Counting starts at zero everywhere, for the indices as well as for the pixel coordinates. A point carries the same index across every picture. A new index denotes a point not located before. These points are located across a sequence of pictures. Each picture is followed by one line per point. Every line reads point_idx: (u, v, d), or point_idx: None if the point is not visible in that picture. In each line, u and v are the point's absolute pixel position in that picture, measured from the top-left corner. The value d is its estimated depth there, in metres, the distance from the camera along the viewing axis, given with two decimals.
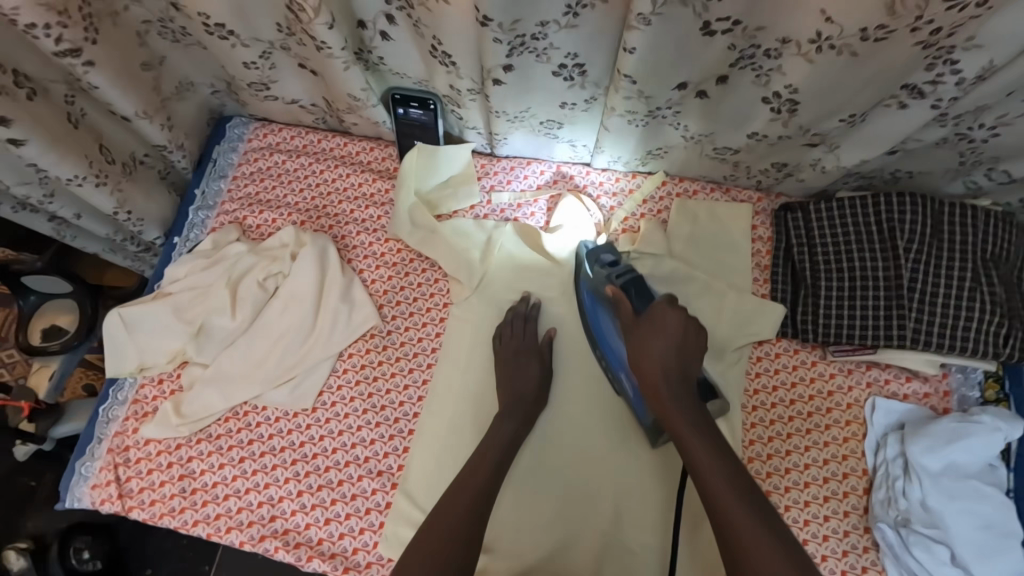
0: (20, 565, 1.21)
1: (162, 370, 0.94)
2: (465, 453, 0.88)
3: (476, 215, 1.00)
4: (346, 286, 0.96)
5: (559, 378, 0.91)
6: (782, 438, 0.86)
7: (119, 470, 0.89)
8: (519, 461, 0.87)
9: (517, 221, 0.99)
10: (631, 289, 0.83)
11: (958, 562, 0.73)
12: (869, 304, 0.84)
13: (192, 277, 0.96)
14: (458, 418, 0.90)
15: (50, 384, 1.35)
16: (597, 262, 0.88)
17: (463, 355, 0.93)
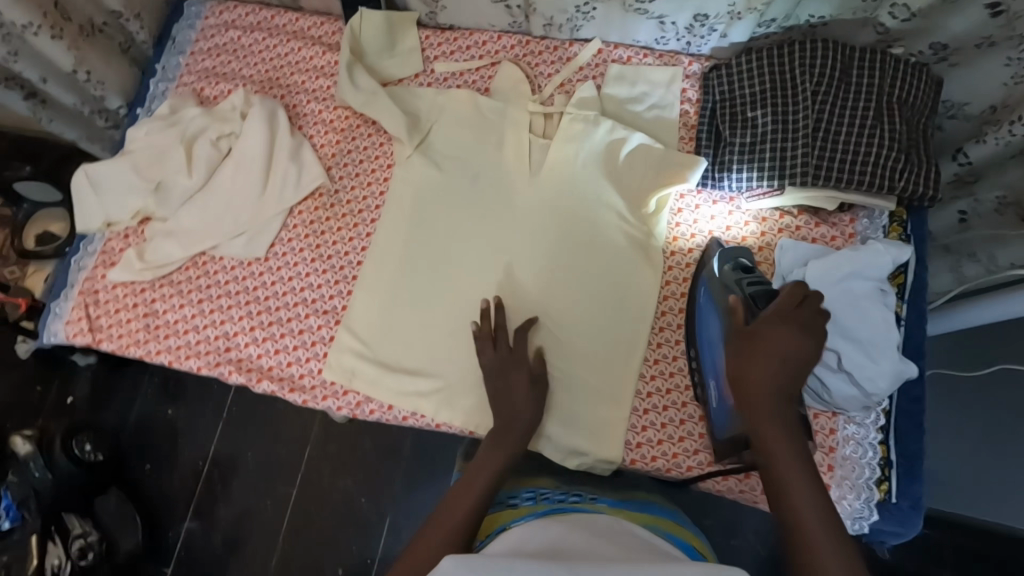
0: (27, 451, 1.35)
1: (128, 226, 1.02)
2: (403, 295, 0.95)
3: (420, 84, 1.05)
4: (296, 146, 1.02)
5: (490, 229, 0.96)
6: None
7: (90, 309, 0.97)
8: (452, 301, 0.94)
9: (459, 88, 1.04)
10: (757, 300, 0.75)
11: (843, 366, 0.79)
12: (780, 146, 0.88)
13: (150, 137, 1.01)
14: (398, 267, 0.96)
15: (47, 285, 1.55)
16: (730, 262, 0.83)
17: (402, 210, 0.99)
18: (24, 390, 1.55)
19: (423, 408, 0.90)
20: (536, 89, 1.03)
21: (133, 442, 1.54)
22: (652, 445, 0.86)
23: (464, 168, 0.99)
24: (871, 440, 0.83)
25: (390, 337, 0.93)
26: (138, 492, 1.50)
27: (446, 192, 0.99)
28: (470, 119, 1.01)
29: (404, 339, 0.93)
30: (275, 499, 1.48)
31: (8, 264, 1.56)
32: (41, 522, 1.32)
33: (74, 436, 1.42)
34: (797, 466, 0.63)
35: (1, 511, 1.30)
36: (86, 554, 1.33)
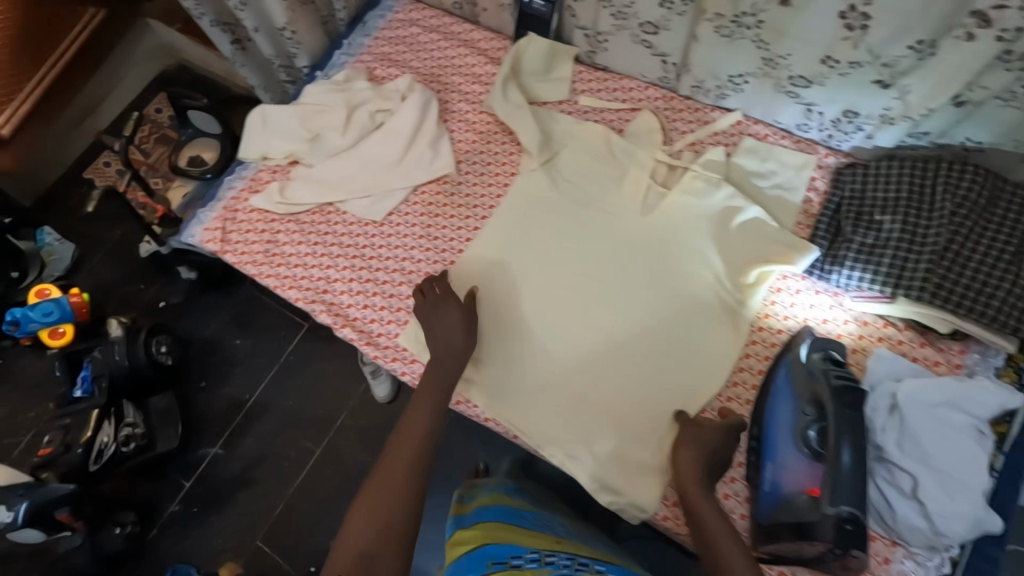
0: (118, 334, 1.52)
1: (278, 163, 1.15)
2: (491, 292, 1.00)
3: (562, 111, 1.13)
4: (437, 136, 1.12)
5: (586, 255, 1.00)
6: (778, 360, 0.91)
7: (226, 224, 1.10)
8: (535, 311, 0.98)
9: (596, 122, 1.10)
10: (844, 398, 0.72)
11: (917, 496, 0.74)
12: (902, 256, 0.86)
13: (322, 96, 1.15)
14: (494, 265, 1.02)
15: (182, 200, 1.76)
16: (821, 353, 0.81)
17: (512, 216, 1.05)
18: (133, 283, 1.79)
19: (479, 399, 0.95)
20: (667, 141, 1.07)
21: (198, 357, 1.70)
22: None
23: (581, 193, 1.04)
24: None
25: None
26: (188, 400, 1.64)
27: (554, 211, 1.04)
28: (597, 152, 1.06)
29: (479, 329, 0.98)
30: (297, 449, 1.57)
31: (156, 174, 1.84)
32: (105, 400, 1.48)
33: (154, 336, 1.57)
34: (724, 536, 0.73)
35: (80, 378, 1.52)
36: (128, 443, 1.46)
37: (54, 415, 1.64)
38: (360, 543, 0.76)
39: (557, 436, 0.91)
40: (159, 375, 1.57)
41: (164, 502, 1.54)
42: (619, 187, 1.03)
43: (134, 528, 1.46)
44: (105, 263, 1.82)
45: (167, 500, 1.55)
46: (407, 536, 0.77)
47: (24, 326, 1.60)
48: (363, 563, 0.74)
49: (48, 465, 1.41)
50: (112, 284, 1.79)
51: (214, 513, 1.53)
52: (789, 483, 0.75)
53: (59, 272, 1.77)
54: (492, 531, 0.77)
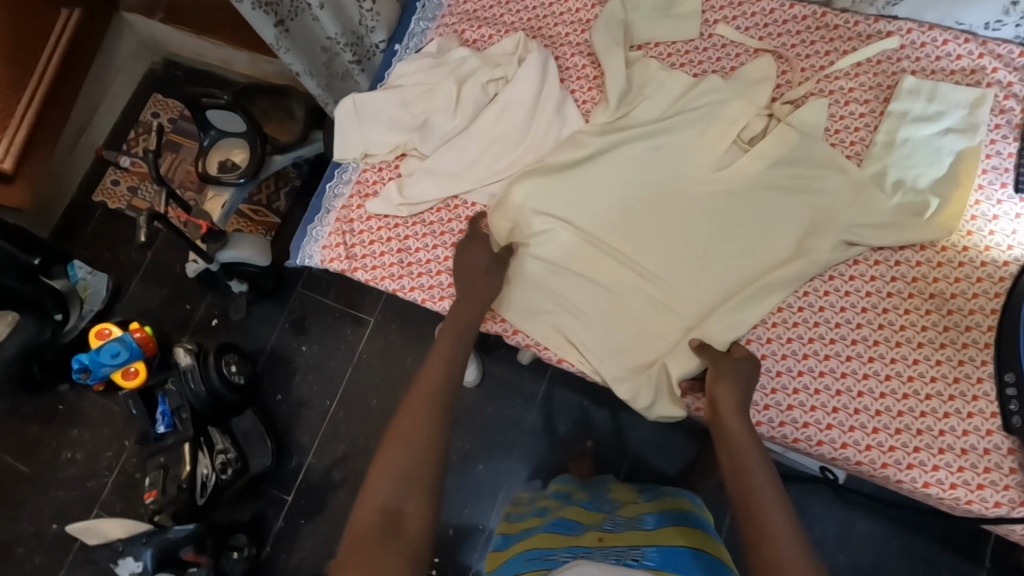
0: (188, 362, 1.41)
1: (383, 159, 1.02)
2: (603, 249, 0.92)
3: (686, 72, 0.97)
4: (561, 99, 0.98)
5: (709, 211, 0.90)
6: (989, 297, 0.82)
7: (346, 237, 0.98)
8: (645, 259, 0.90)
9: (732, 70, 0.96)
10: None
11: None
12: None
13: (421, 75, 1.01)
14: (616, 223, 0.92)
15: (221, 211, 1.56)
16: None
17: (630, 162, 0.93)
18: (180, 304, 1.64)
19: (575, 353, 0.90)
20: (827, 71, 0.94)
21: (266, 369, 1.58)
22: (949, 470, 0.77)
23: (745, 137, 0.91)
24: None
25: (566, 280, 0.91)
26: (270, 417, 1.54)
27: (677, 161, 0.92)
28: (748, 92, 0.92)
29: (577, 284, 0.91)
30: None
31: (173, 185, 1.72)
32: (193, 431, 1.40)
33: (224, 355, 1.48)
34: (762, 475, 0.66)
35: (157, 413, 1.43)
36: (226, 469, 1.40)
37: (130, 454, 1.50)
38: (384, 497, 0.64)
39: (792, 414, 0.82)
40: (238, 396, 1.48)
41: (269, 517, 1.47)
42: (792, 121, 0.89)
43: (252, 551, 1.40)
44: (144, 287, 1.66)
45: (273, 516, 1.46)
46: (432, 491, 0.66)
47: (97, 370, 1.44)
48: (389, 519, 0.62)
49: (158, 509, 1.35)
50: (157, 308, 1.63)
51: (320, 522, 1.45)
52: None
53: (98, 306, 1.60)
54: (546, 540, 0.84)
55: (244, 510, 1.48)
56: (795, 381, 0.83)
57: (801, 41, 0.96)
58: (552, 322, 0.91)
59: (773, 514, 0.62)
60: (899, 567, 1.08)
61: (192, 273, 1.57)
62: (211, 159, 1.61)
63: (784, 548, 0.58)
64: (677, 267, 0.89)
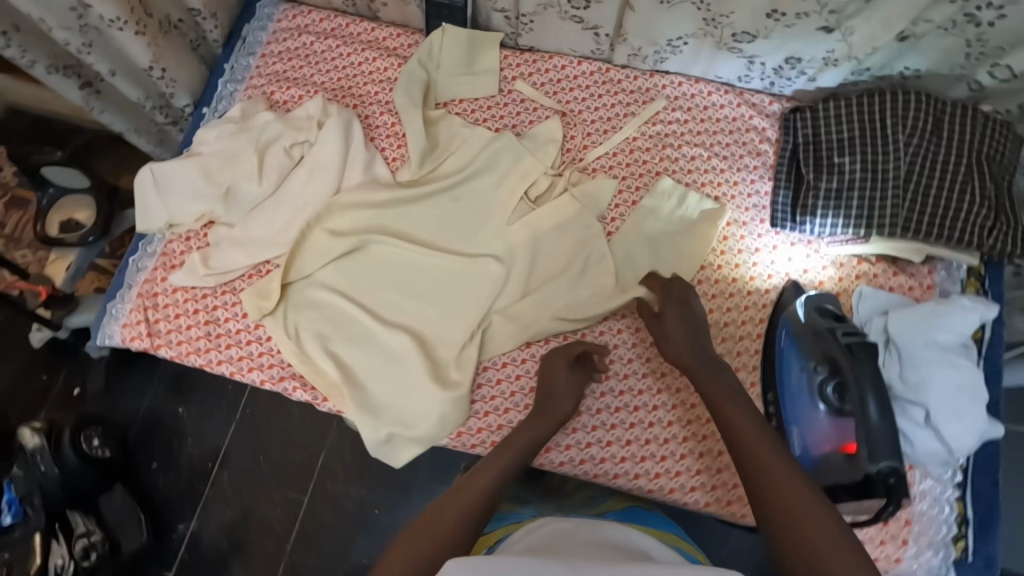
0: (36, 443, 1.19)
1: (190, 228, 0.98)
2: (396, 296, 0.95)
3: (490, 128, 1.03)
4: (367, 160, 1.00)
5: (515, 260, 0.96)
6: (755, 323, 0.91)
7: (148, 312, 0.94)
8: (433, 299, 0.95)
9: (531, 125, 1.03)
10: (858, 353, 0.75)
11: (930, 423, 0.79)
12: (868, 196, 0.88)
13: (222, 140, 0.99)
14: (414, 269, 0.96)
15: (67, 274, 1.37)
16: (818, 310, 0.83)
17: (433, 214, 0.98)
18: (29, 381, 1.41)
19: (339, 397, 0.89)
20: (613, 129, 1.02)
21: (139, 440, 1.38)
22: (726, 488, 0.86)
23: (538, 188, 0.99)
24: (948, 497, 0.82)
25: (358, 329, 0.93)
26: (145, 493, 1.34)
27: (484, 211, 0.98)
28: (539, 152, 1.00)
29: (372, 334, 0.93)
30: (284, 505, 1.34)
31: (18, 248, 1.41)
32: (44, 520, 1.18)
33: (82, 429, 1.26)
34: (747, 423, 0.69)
35: (3, 504, 1.18)
36: (89, 554, 1.18)
37: None
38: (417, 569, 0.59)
39: (592, 451, 0.88)
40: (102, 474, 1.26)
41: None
42: (575, 190, 0.97)
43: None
44: None
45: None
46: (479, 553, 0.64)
47: None
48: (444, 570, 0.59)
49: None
50: None
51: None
52: (818, 444, 0.78)
53: None
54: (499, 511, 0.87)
55: None
56: (593, 419, 0.89)
57: (590, 94, 1.04)
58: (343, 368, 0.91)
59: (768, 452, 0.65)
60: None
61: (37, 344, 1.41)
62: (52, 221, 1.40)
63: (774, 463, 0.63)
64: (453, 296, 0.95)
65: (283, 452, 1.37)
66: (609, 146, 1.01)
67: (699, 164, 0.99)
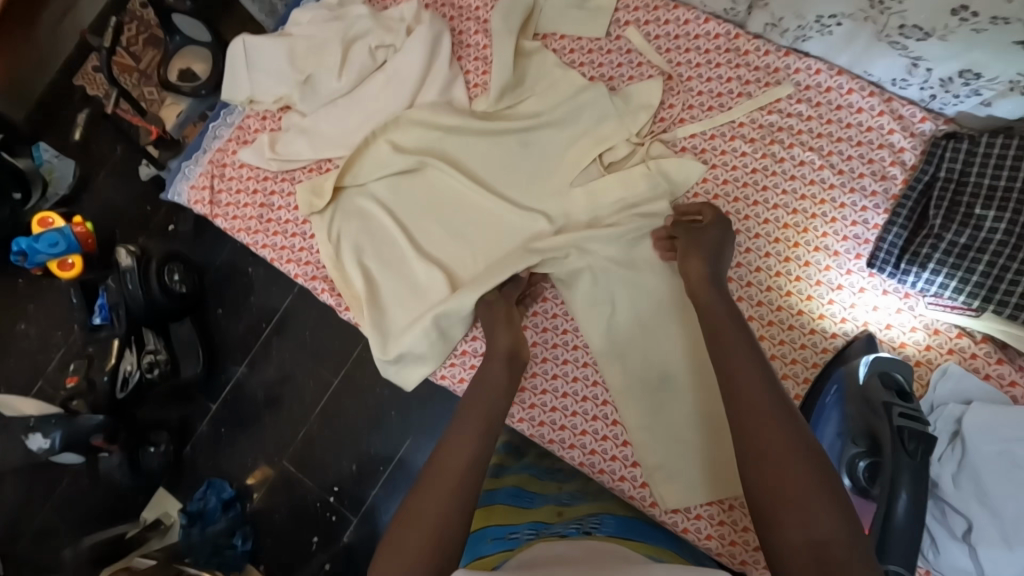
0: (127, 264, 1.22)
1: (267, 108, 1.00)
2: (440, 227, 0.93)
3: (583, 74, 0.93)
4: (448, 79, 0.95)
5: (568, 224, 0.90)
6: (806, 365, 0.81)
7: (214, 181, 0.99)
8: (475, 240, 0.92)
9: (630, 82, 0.92)
10: (908, 442, 0.64)
11: (967, 539, 0.68)
12: (999, 264, 0.73)
13: (313, 26, 0.97)
14: (465, 206, 0.93)
15: (177, 121, 1.36)
16: (884, 381, 0.71)
17: (498, 152, 0.92)
18: (136, 206, 1.42)
19: (359, 311, 0.91)
20: (719, 108, 0.89)
21: (215, 287, 1.39)
22: (710, 522, 0.81)
23: (614, 153, 0.90)
24: None
25: (393, 251, 0.93)
26: (209, 333, 1.37)
27: (551, 163, 0.92)
28: (628, 113, 0.90)
29: (406, 260, 0.92)
30: (317, 380, 1.33)
31: (148, 84, 1.41)
32: (125, 329, 1.23)
33: (168, 262, 1.29)
34: (757, 378, 0.62)
35: (97, 306, 1.27)
36: (153, 370, 1.25)
37: None
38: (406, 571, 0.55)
39: (583, 439, 0.86)
40: (178, 308, 1.29)
41: (193, 423, 1.34)
42: (652, 166, 0.87)
43: (170, 448, 1.30)
44: None
45: (197, 420, 1.34)
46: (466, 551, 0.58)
47: (32, 257, 1.26)
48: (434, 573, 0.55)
49: (79, 394, 1.24)
50: None
51: (245, 436, 1.33)
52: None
53: (64, 191, 1.38)
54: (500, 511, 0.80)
55: (170, 413, 1.35)
56: (596, 409, 0.86)
57: (706, 61, 0.90)
58: (371, 284, 0.92)
59: (774, 426, 0.58)
60: None
61: (146, 178, 1.41)
62: (172, 66, 1.39)
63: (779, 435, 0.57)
64: (493, 243, 0.91)
65: (324, 337, 1.35)
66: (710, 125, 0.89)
67: (806, 172, 0.86)
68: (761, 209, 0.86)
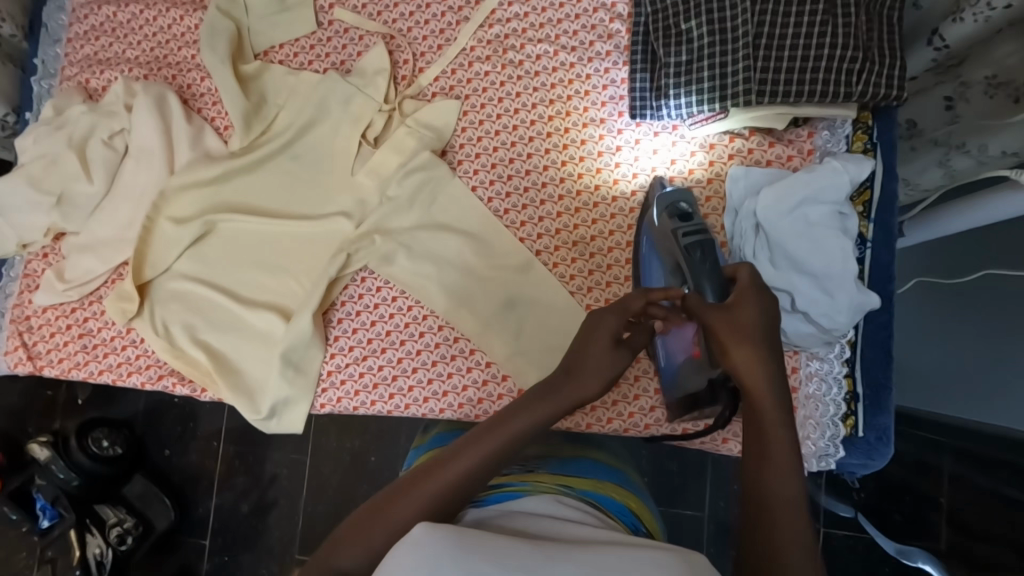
0: (46, 455, 1.17)
1: (43, 244, 0.96)
2: (255, 270, 0.92)
3: (317, 70, 0.93)
4: (196, 134, 0.93)
5: (368, 210, 0.89)
6: (623, 230, 0.85)
7: (25, 337, 0.95)
8: (292, 266, 0.91)
9: (360, 56, 0.92)
10: (693, 254, 0.69)
11: (796, 308, 0.74)
12: (718, 64, 0.77)
13: (43, 146, 0.93)
14: (271, 241, 0.92)
15: None
16: (669, 209, 0.75)
17: (275, 177, 0.92)
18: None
19: (210, 383, 0.89)
20: (447, 42, 0.91)
21: (151, 431, 1.32)
22: (606, 406, 0.84)
23: (374, 125, 0.90)
24: (836, 375, 0.77)
25: (218, 314, 0.91)
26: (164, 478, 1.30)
27: (328, 163, 0.91)
28: (368, 86, 0.90)
29: (233, 316, 0.91)
30: (268, 467, 1.30)
31: None
32: (76, 514, 1.16)
33: (91, 431, 1.22)
34: (784, 481, 0.54)
35: (37, 509, 1.16)
36: (125, 539, 1.18)
37: None
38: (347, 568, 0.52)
39: (467, 394, 0.86)
40: (120, 471, 1.23)
41: (194, 565, 1.28)
42: (411, 121, 0.88)
43: None
44: None
45: (196, 561, 1.28)
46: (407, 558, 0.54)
47: None
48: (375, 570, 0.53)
49: None
50: None
51: (237, 551, 1.27)
52: (679, 351, 0.75)
53: None
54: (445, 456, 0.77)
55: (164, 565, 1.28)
56: (467, 361, 0.86)
57: (417, 7, 0.92)
58: (213, 354, 0.90)
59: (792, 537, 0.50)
60: (698, 463, 1.14)
61: None
62: None
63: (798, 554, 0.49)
64: (310, 260, 0.91)
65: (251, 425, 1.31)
66: (446, 61, 0.90)
67: (546, 63, 0.88)
68: (523, 114, 0.88)
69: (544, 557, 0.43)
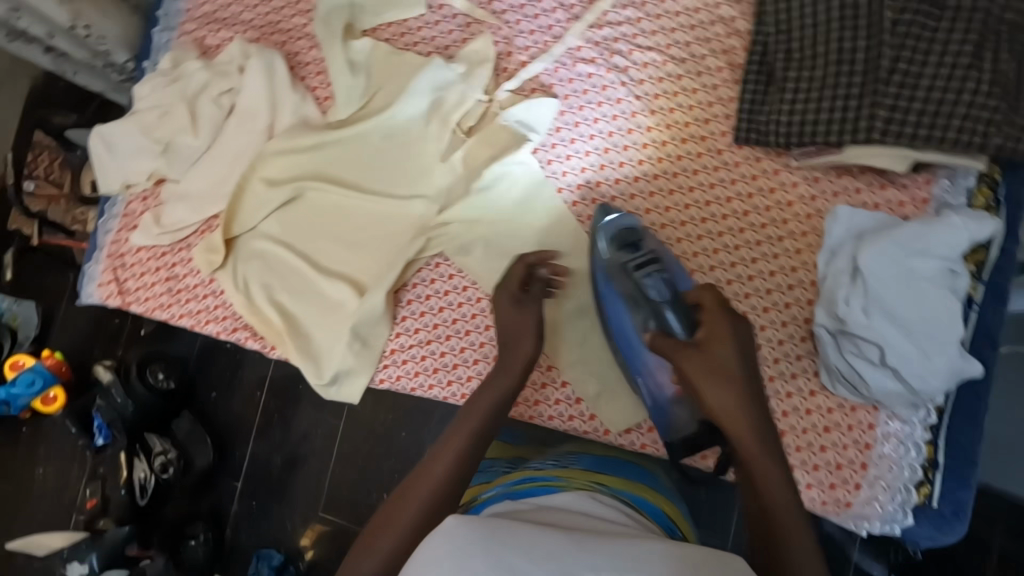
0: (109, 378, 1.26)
1: (144, 188, 1.02)
2: (335, 241, 0.94)
3: (420, 53, 0.94)
4: (297, 101, 0.96)
5: (452, 197, 0.90)
6: (708, 254, 0.82)
7: (118, 273, 1.01)
8: (371, 241, 0.93)
9: (466, 43, 0.93)
10: None
11: (886, 364, 0.69)
12: (841, 96, 0.74)
13: (157, 96, 0.98)
14: (353, 214, 0.94)
15: None
16: (617, 243, 0.79)
17: (365, 152, 0.94)
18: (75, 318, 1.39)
19: (280, 342, 0.92)
20: (554, 40, 0.90)
21: (201, 372, 1.37)
22: None
23: (469, 114, 0.91)
24: (916, 439, 0.73)
25: (296, 278, 0.94)
26: (207, 419, 1.35)
27: (419, 145, 0.92)
28: (469, 75, 0.90)
29: (309, 282, 0.94)
30: (308, 427, 1.31)
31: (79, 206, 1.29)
32: (127, 440, 1.27)
33: (148, 365, 1.31)
34: (780, 495, 0.58)
35: (95, 427, 1.27)
36: (167, 469, 1.25)
37: None
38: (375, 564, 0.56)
39: (525, 394, 0.86)
40: (168, 404, 1.30)
41: (224, 508, 1.31)
42: (507, 115, 0.88)
43: (209, 535, 1.26)
44: None
45: (228, 503, 1.31)
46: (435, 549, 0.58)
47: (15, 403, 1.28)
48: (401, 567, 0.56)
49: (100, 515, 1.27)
50: None
51: (272, 503, 1.30)
52: (666, 384, 0.76)
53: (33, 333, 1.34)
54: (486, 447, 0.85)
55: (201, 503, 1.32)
56: None
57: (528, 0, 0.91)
58: (286, 315, 0.93)
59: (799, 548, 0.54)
60: None
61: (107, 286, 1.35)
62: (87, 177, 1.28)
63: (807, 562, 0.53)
64: (389, 238, 0.92)
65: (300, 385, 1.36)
66: (550, 57, 0.89)
67: (653, 72, 0.86)
68: (622, 121, 0.86)
69: (575, 545, 0.45)
